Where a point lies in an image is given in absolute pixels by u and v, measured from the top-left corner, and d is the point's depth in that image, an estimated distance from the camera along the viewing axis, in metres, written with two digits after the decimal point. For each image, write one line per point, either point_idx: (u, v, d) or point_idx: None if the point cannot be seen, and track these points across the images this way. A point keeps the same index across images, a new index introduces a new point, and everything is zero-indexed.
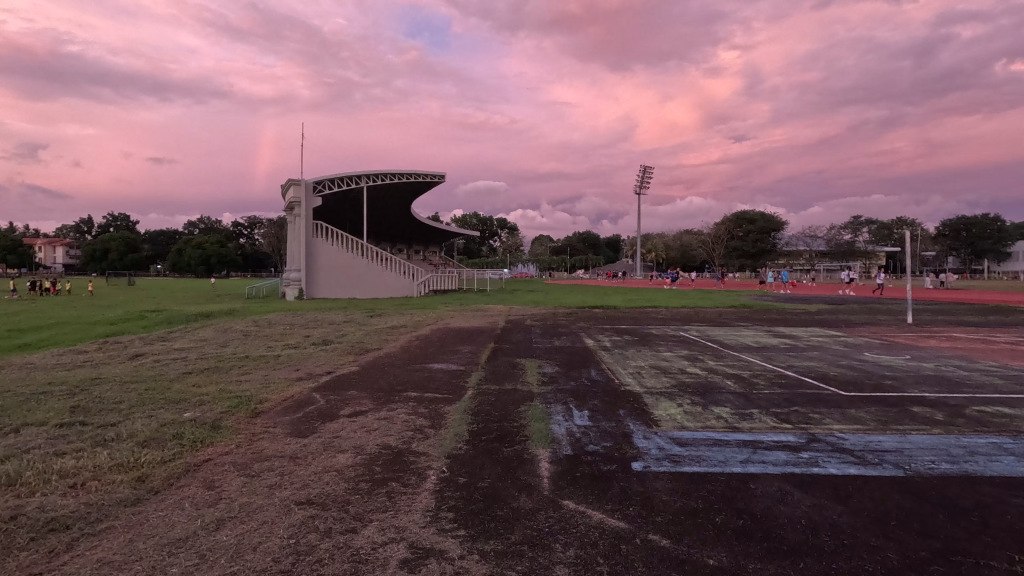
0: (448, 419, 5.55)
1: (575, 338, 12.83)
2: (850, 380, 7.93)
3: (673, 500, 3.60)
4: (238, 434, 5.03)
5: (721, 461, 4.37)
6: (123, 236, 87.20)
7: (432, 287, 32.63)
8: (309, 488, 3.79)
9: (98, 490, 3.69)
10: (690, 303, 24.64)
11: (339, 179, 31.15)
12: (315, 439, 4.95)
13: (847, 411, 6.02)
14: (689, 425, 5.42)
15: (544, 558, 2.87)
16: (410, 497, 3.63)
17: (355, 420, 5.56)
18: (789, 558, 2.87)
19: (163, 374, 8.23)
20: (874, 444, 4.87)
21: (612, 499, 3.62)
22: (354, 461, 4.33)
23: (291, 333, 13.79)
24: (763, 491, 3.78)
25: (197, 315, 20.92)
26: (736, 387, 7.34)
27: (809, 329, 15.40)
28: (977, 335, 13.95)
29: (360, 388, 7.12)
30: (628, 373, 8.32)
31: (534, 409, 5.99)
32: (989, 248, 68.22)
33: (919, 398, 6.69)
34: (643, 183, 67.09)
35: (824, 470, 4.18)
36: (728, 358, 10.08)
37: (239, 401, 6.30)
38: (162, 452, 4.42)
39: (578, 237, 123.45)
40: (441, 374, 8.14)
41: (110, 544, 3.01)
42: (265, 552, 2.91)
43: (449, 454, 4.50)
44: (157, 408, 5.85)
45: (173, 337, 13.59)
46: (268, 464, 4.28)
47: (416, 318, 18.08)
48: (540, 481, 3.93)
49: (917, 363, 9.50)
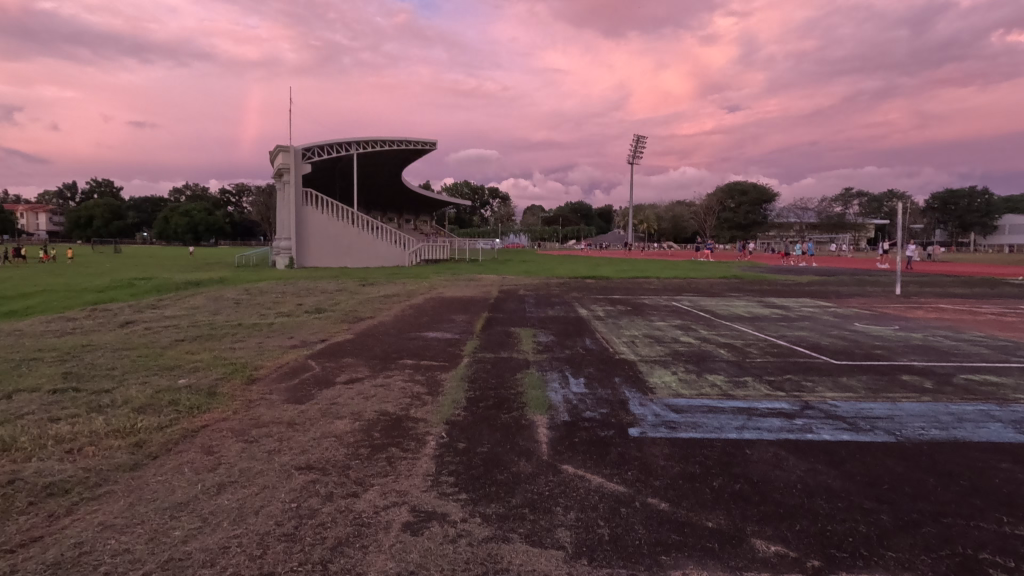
0: (445, 386, 5.57)
1: (569, 308, 12.84)
2: (841, 349, 8.06)
3: (670, 465, 3.64)
4: (234, 400, 5.02)
5: (716, 428, 4.42)
6: (107, 202, 85.38)
7: (424, 256, 32.44)
8: (309, 454, 3.80)
9: (95, 455, 3.67)
10: (682, 274, 24.73)
11: (329, 146, 30.52)
12: (313, 405, 4.95)
13: (838, 379, 6.11)
14: (684, 393, 5.48)
15: (545, 521, 2.90)
16: (410, 462, 3.65)
17: (352, 387, 5.56)
18: (786, 521, 2.93)
19: (156, 341, 8.14)
20: (866, 411, 4.95)
21: (611, 463, 3.66)
22: (353, 427, 4.34)
23: (283, 302, 13.67)
24: (758, 456, 3.83)
25: (186, 283, 20.70)
26: (730, 356, 7.42)
27: (799, 300, 15.57)
28: (963, 307, 14.17)
29: (356, 356, 7.11)
30: (622, 342, 8.38)
31: (531, 376, 6.03)
32: (976, 222, 68.87)
33: (909, 366, 6.81)
34: (636, 153, 66.62)
35: (817, 437, 4.25)
36: (721, 327, 10.19)
37: (234, 368, 6.28)
38: (158, 417, 4.40)
39: (571, 208, 123.21)
40: (436, 342, 8.15)
41: (111, 509, 3.00)
42: (267, 516, 2.92)
43: (448, 420, 4.51)
44: (152, 375, 5.82)
45: (164, 305, 13.41)
46: (267, 430, 4.29)
47: (409, 287, 17.99)
48: (539, 446, 3.97)
49: (905, 333, 9.64)
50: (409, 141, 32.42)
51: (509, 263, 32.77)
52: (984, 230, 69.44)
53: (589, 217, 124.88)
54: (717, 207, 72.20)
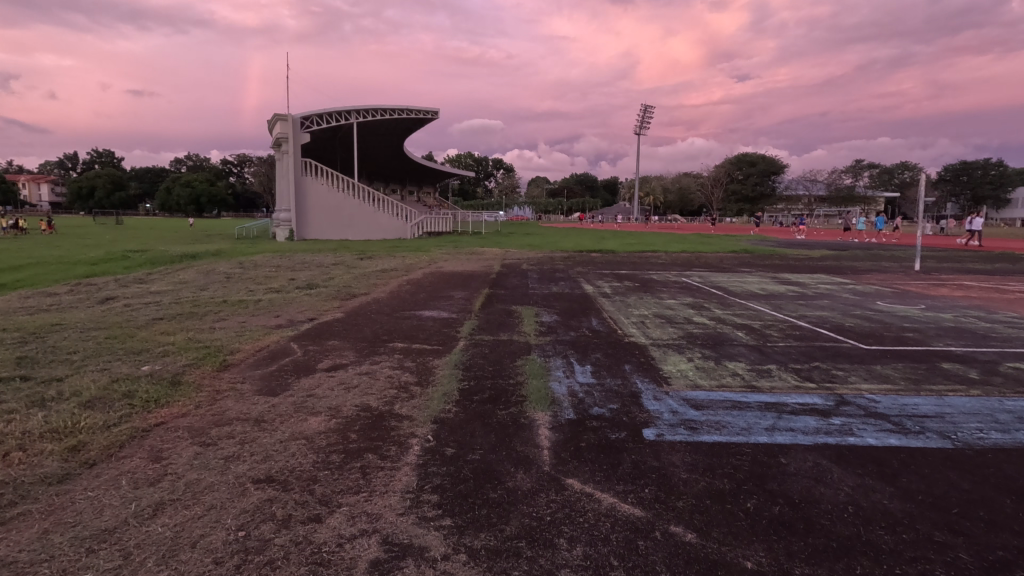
0: (437, 375, 5.02)
1: (573, 284, 12.24)
2: (868, 331, 7.47)
3: (693, 480, 3.09)
4: (200, 391, 4.48)
5: (743, 429, 3.85)
6: (108, 172, 84.46)
7: (426, 228, 31.68)
8: (272, 461, 3.25)
9: (21, 464, 3.15)
10: (689, 248, 24.02)
11: (327, 114, 29.50)
12: (287, 398, 4.40)
13: (872, 368, 5.52)
14: (703, 383, 4.92)
15: (546, 559, 2.36)
16: (388, 475, 3.09)
17: (333, 375, 5.03)
18: (841, 560, 2.38)
19: (132, 320, 7.58)
20: (911, 408, 4.37)
21: (623, 476, 3.11)
22: (327, 427, 3.79)
23: (274, 277, 13.10)
24: (796, 467, 3.26)
25: (182, 255, 20.23)
26: (749, 339, 6.82)
27: (814, 276, 14.88)
28: (988, 284, 13.46)
29: (343, 337, 6.58)
30: (631, 322, 7.81)
31: (532, 363, 5.47)
32: (989, 194, 67.36)
33: (948, 353, 6.21)
34: (642, 124, 65.20)
35: (860, 441, 3.68)
36: (736, 306, 9.58)
37: (207, 352, 5.73)
38: (108, 414, 3.88)
39: (577, 179, 122.02)
40: (432, 322, 7.59)
41: (17, 539, 2.48)
42: (204, 550, 2.39)
43: (435, 418, 3.95)
44: (113, 360, 5.28)
45: (151, 279, 12.88)
46: (229, 429, 3.75)
47: (408, 261, 17.38)
48: (539, 453, 3.41)
49: (933, 314, 8.98)
50: (411, 110, 31.33)
51: (511, 236, 32.06)
52: (997, 203, 67.82)
53: (595, 189, 123.57)
54: (725, 179, 70.80)
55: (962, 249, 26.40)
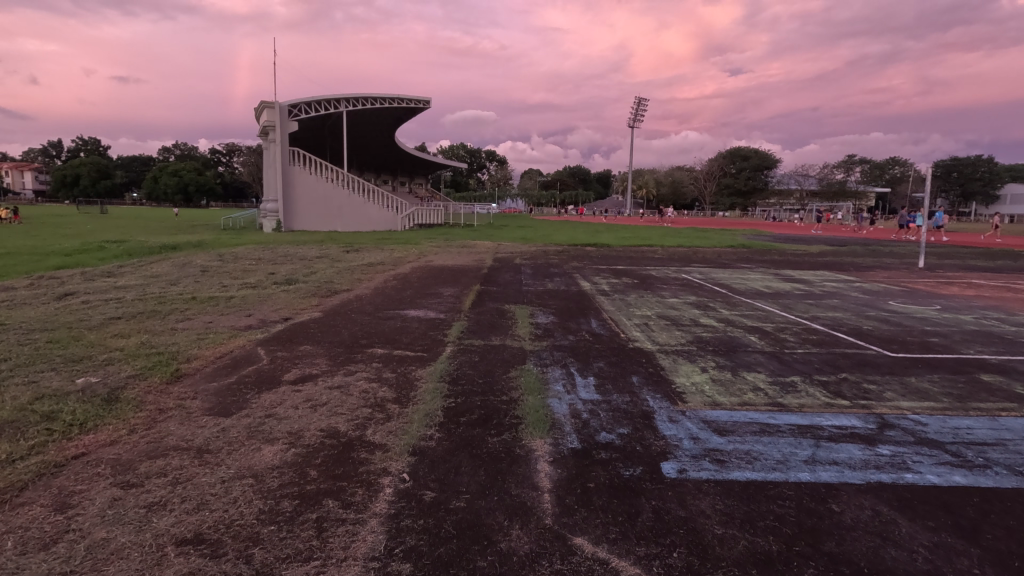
0: (419, 390, 4.37)
1: (569, 281, 11.58)
2: (891, 335, 6.89)
3: (730, 538, 2.47)
4: (138, 411, 3.80)
5: (780, 463, 3.25)
6: (93, 160, 81.98)
7: (416, 220, 30.88)
8: (205, 512, 2.60)
9: None
10: (685, 242, 23.45)
11: (316, 102, 28.51)
12: (240, 420, 3.73)
13: (906, 381, 4.94)
14: (722, 400, 4.32)
15: None
16: (349, 533, 2.45)
17: (299, 389, 4.36)
18: None
19: (85, 320, 6.82)
20: (964, 433, 3.79)
21: (646, 533, 2.50)
22: (284, 460, 3.15)
23: (253, 271, 12.27)
24: (854, 518, 2.67)
25: (160, 246, 19.27)
26: (765, 345, 6.21)
27: (817, 273, 14.27)
28: (997, 283, 12.96)
29: (317, 342, 5.89)
30: (634, 325, 7.16)
31: (527, 375, 4.82)
32: (979, 191, 67.30)
33: (985, 362, 5.63)
34: (639, 118, 63.94)
35: (919, 477, 3.10)
36: (743, 306, 8.98)
37: (159, 360, 5.04)
38: (15, 444, 3.21)
39: (569, 172, 121.23)
40: (417, 323, 6.92)
41: None
42: None
43: (414, 447, 3.31)
44: (46, 371, 4.58)
45: (120, 273, 11.99)
46: (161, 464, 3.07)
47: (397, 254, 16.57)
48: (539, 497, 2.79)
49: (953, 316, 8.43)
50: (401, 99, 30.37)
51: (502, 228, 31.27)
52: (987, 199, 67.64)
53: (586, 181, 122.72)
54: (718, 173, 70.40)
55: (961, 245, 25.92)
